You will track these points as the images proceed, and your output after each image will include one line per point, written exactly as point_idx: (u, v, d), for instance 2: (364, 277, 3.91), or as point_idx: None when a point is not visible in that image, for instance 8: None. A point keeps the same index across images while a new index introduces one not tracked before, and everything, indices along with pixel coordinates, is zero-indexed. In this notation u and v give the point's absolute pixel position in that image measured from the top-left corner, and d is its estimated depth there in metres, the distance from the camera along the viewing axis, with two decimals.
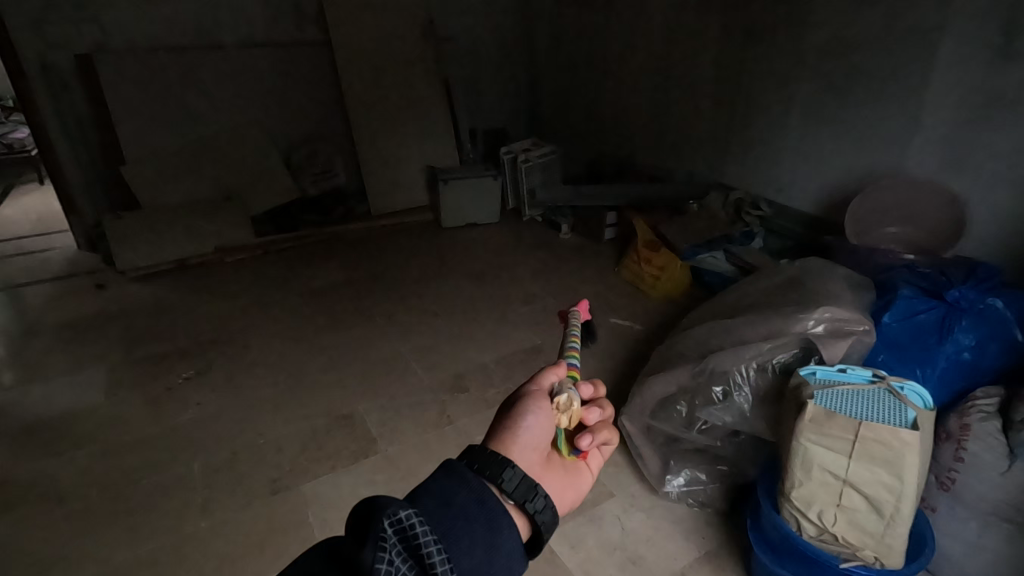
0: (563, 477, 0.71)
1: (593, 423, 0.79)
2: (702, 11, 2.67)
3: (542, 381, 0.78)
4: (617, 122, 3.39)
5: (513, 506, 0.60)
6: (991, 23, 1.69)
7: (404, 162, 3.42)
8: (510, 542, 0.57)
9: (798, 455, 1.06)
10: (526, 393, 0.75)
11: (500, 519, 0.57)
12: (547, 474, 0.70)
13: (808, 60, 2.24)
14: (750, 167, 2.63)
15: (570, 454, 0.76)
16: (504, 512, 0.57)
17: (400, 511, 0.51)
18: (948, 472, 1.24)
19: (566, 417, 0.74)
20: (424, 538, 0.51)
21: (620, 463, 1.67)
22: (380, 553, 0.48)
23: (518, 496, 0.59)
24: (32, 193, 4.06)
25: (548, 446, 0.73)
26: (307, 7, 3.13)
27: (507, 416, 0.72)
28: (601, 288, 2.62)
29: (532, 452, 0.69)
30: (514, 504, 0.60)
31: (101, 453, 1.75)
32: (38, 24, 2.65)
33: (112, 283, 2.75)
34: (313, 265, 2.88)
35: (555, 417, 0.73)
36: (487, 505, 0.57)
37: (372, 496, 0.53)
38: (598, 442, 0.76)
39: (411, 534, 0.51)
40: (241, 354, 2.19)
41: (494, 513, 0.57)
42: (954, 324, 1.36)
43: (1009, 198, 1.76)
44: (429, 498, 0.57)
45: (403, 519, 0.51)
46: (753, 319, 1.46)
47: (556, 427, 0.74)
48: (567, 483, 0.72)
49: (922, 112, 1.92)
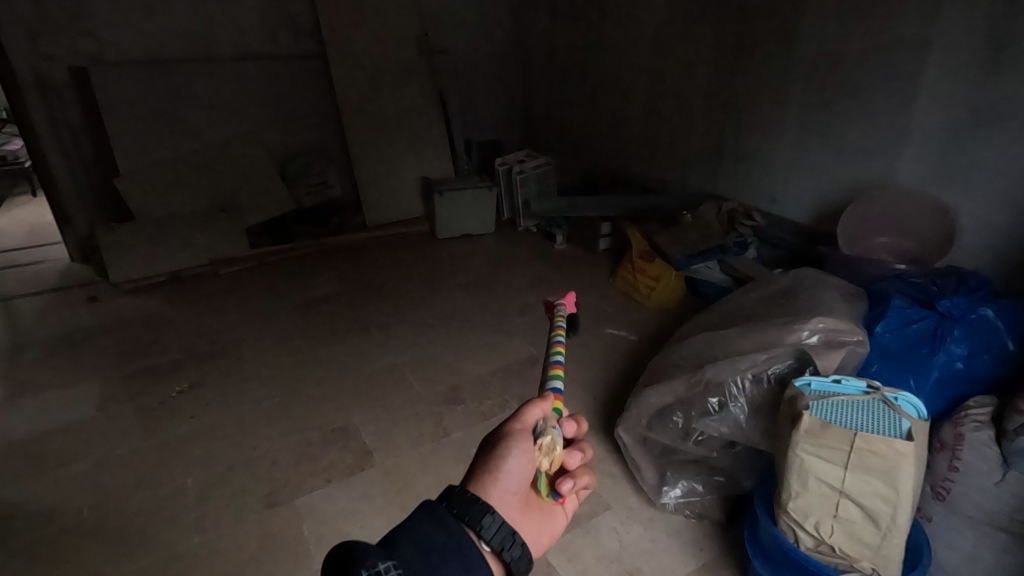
0: (539, 520, 0.74)
1: (574, 468, 0.78)
2: (694, 24, 2.70)
3: (526, 417, 0.78)
4: (612, 134, 3.42)
5: (491, 551, 0.62)
6: (976, 37, 1.72)
7: (399, 173, 3.43)
8: None
9: (794, 466, 1.06)
10: (508, 433, 0.75)
11: (476, 565, 0.59)
12: (523, 518, 0.73)
13: (799, 72, 2.27)
14: (743, 178, 2.65)
15: (547, 495, 0.78)
16: (481, 560, 0.59)
17: (376, 564, 0.53)
18: (943, 481, 1.24)
19: (548, 459, 0.74)
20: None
21: (617, 474, 1.67)
22: None
23: (496, 545, 0.61)
24: (25, 205, 4.04)
25: (528, 486, 0.74)
26: (303, 21, 3.16)
27: (487, 457, 0.72)
28: (596, 298, 2.63)
29: (511, 497, 0.70)
30: (491, 550, 0.62)
31: (94, 468, 1.73)
32: (33, 37, 2.65)
33: (106, 295, 2.74)
34: (308, 276, 2.88)
35: (538, 459, 0.73)
36: (465, 550, 0.59)
37: (352, 542, 0.56)
38: (577, 487, 0.79)
39: None
40: (236, 367, 2.18)
41: (471, 558, 0.59)
42: (946, 334, 1.38)
43: (998, 209, 1.78)
44: (409, 541, 0.59)
45: (381, 569, 0.54)
46: (748, 330, 1.47)
47: (537, 469, 0.74)
48: (542, 528, 0.74)
49: (912, 124, 1.95)
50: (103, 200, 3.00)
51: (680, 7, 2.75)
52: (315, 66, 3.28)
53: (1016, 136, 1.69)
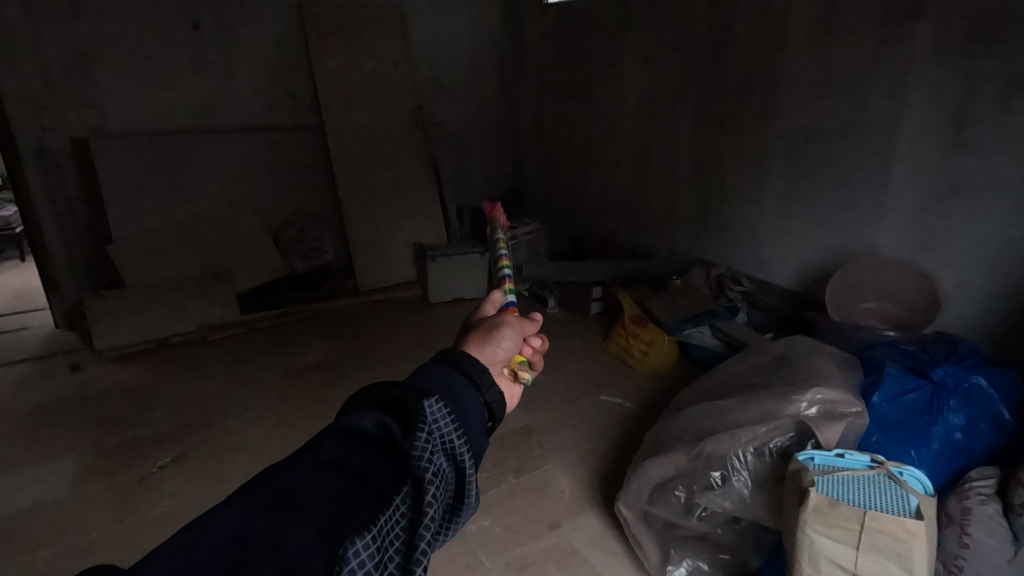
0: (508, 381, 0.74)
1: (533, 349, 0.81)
2: (676, 101, 2.87)
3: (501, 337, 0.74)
4: (601, 201, 3.52)
5: (455, 434, 0.58)
6: (942, 117, 1.85)
7: (392, 240, 3.47)
8: (472, 416, 0.61)
9: (804, 548, 1.04)
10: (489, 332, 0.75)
11: (460, 390, 0.61)
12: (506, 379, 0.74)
13: (778, 146, 2.39)
14: (729, 246, 2.73)
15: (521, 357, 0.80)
16: (468, 392, 0.62)
17: (400, 431, 0.57)
18: (955, 559, 1.18)
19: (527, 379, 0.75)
20: (438, 430, 0.57)
21: (618, 551, 1.60)
22: (368, 422, 0.58)
23: (450, 418, 0.59)
24: (11, 270, 4.03)
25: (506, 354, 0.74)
26: (302, 95, 3.31)
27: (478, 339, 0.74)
28: (588, 363, 2.62)
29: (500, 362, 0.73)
30: (455, 433, 0.58)
31: (64, 552, 1.63)
32: (38, 110, 2.73)
33: (89, 363, 2.68)
34: (298, 343, 2.85)
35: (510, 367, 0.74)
36: (453, 387, 0.61)
37: (366, 412, 0.59)
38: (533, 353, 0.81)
39: (381, 428, 0.57)
40: (221, 440, 2.11)
41: (457, 390, 0.61)
42: (943, 404, 1.39)
43: (981, 276, 1.84)
44: (427, 375, 0.63)
45: (372, 421, 0.58)
46: (745, 400, 1.46)
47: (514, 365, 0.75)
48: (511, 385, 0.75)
49: (889, 195, 2.04)
50: (94, 266, 3.00)
51: (661, 85, 2.93)
52: (312, 137, 3.39)
53: (990, 207, 1.78)
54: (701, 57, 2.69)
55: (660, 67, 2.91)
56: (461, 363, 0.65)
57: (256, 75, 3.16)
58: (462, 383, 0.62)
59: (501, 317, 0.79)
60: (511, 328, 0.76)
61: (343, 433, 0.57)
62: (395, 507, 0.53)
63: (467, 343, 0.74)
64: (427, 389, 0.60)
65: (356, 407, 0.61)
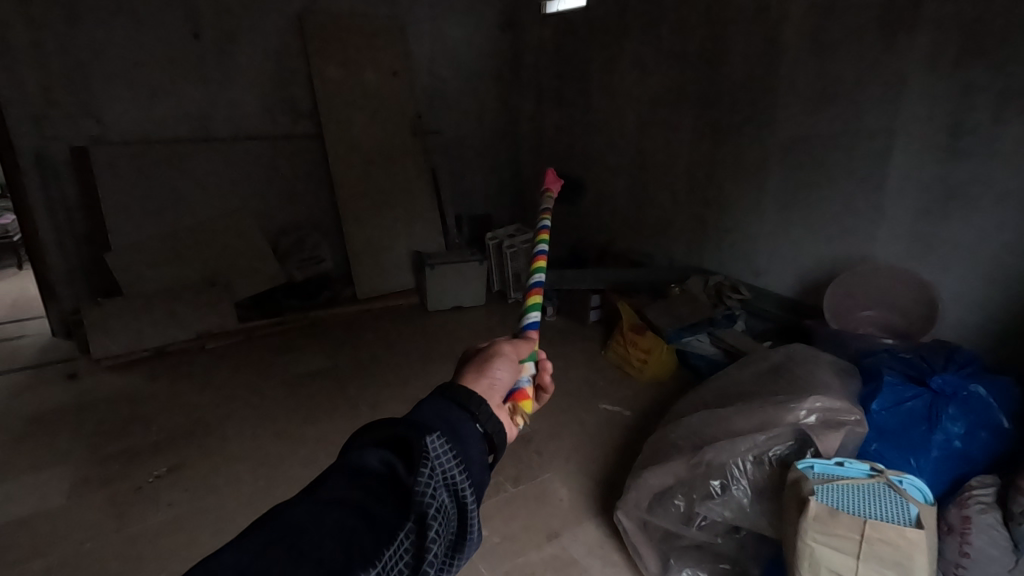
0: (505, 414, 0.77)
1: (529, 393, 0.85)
2: (672, 111, 2.89)
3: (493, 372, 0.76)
4: (599, 209, 3.53)
5: (457, 468, 0.59)
6: (938, 127, 1.86)
7: (391, 249, 3.48)
8: (473, 450, 0.61)
9: (805, 557, 1.03)
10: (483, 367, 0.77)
11: (461, 423, 0.62)
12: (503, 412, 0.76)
13: (774, 155, 2.41)
14: (727, 255, 2.74)
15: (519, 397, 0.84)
16: (469, 426, 0.63)
17: (404, 466, 0.57)
18: (955, 567, 1.19)
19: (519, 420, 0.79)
20: (441, 465, 0.58)
21: (618, 561, 1.60)
22: (373, 460, 0.58)
23: (452, 452, 0.59)
24: (8, 278, 4.02)
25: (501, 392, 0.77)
26: (302, 104, 3.33)
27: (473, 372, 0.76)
28: (587, 372, 2.61)
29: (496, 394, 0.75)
30: (458, 467, 0.59)
31: (58, 562, 1.61)
32: (37, 119, 2.74)
33: (86, 372, 2.67)
34: (296, 351, 2.85)
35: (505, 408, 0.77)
36: (454, 421, 0.62)
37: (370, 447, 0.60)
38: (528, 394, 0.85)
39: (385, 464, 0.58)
40: (218, 449, 2.10)
41: (457, 424, 0.62)
42: (941, 412, 1.38)
43: (978, 283, 1.85)
44: (428, 409, 0.64)
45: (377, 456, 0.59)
46: (745, 408, 1.46)
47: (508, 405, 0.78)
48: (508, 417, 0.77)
49: (885, 203, 2.05)
50: (92, 274, 2.99)
51: (658, 95, 2.95)
52: (312, 146, 3.40)
53: (985, 215, 1.79)
54: (697, 67, 2.71)
55: (657, 77, 2.94)
56: (462, 397, 0.66)
57: (256, 84, 3.18)
58: (464, 417, 0.63)
59: (495, 351, 0.80)
60: (506, 359, 0.80)
61: (347, 470, 0.58)
62: (400, 541, 0.53)
63: (464, 376, 0.76)
64: (429, 425, 0.61)
65: (359, 444, 0.61)
